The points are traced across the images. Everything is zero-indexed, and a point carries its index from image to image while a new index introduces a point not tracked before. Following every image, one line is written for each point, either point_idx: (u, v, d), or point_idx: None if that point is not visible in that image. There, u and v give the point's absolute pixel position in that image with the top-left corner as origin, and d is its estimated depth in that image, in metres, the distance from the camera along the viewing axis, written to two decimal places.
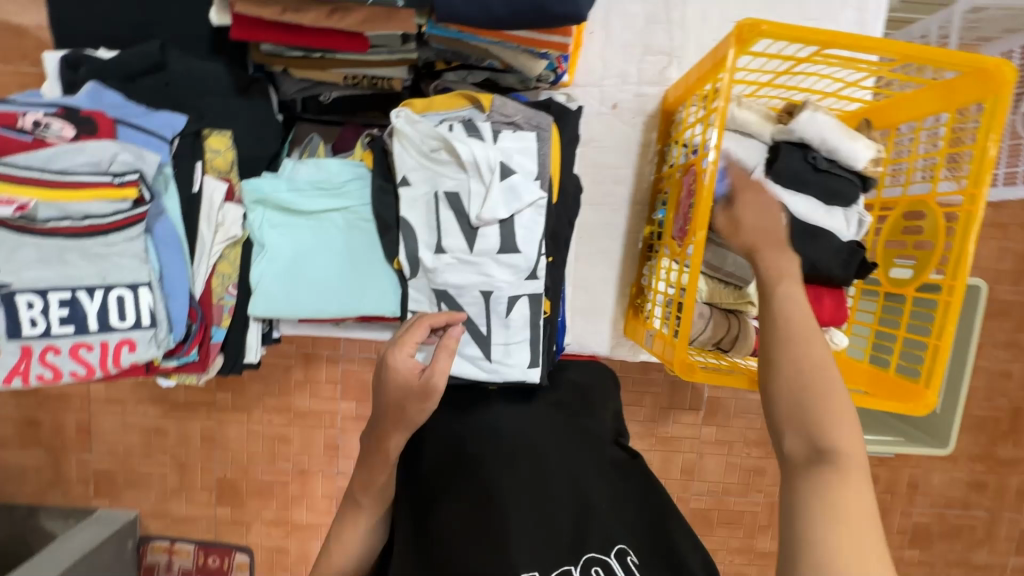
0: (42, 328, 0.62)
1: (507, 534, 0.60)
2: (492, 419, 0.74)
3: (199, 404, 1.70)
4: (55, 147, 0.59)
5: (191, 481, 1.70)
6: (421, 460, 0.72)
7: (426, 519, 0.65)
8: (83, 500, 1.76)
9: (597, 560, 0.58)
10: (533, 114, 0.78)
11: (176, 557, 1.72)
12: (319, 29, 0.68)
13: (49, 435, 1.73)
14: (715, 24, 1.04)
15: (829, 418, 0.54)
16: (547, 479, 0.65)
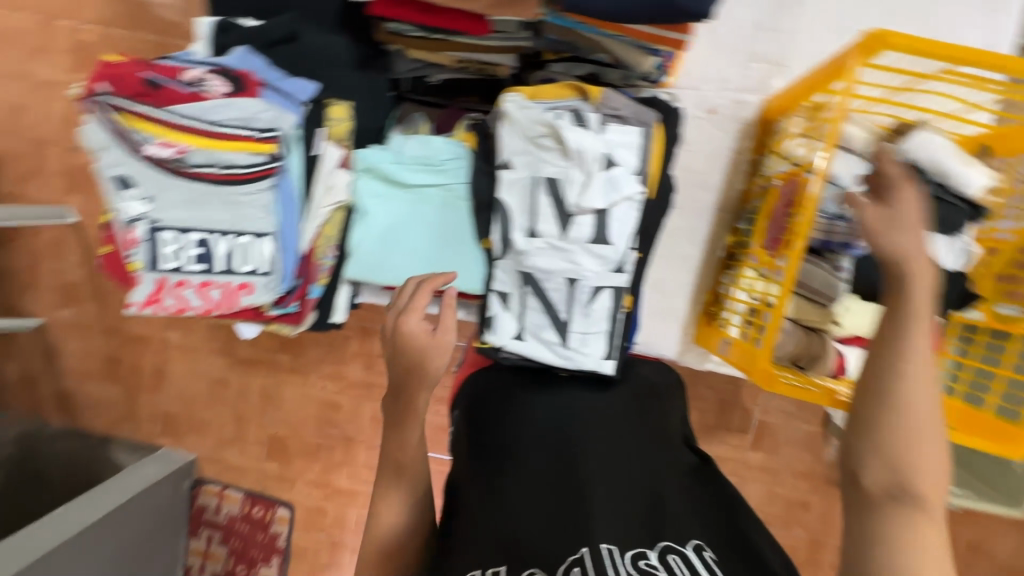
0: (178, 264, 0.70)
1: (584, 508, 0.58)
2: (567, 409, 0.75)
3: (261, 362, 1.82)
4: (212, 101, 0.65)
5: (247, 433, 1.83)
6: (494, 436, 0.72)
7: (497, 489, 0.64)
8: (149, 437, 1.92)
9: (673, 549, 0.53)
10: (640, 109, 0.79)
11: (224, 503, 1.85)
12: (448, 11, 0.72)
13: (128, 372, 1.90)
14: (827, 35, 1.01)
15: (918, 454, 0.52)
16: (622, 467, 0.65)
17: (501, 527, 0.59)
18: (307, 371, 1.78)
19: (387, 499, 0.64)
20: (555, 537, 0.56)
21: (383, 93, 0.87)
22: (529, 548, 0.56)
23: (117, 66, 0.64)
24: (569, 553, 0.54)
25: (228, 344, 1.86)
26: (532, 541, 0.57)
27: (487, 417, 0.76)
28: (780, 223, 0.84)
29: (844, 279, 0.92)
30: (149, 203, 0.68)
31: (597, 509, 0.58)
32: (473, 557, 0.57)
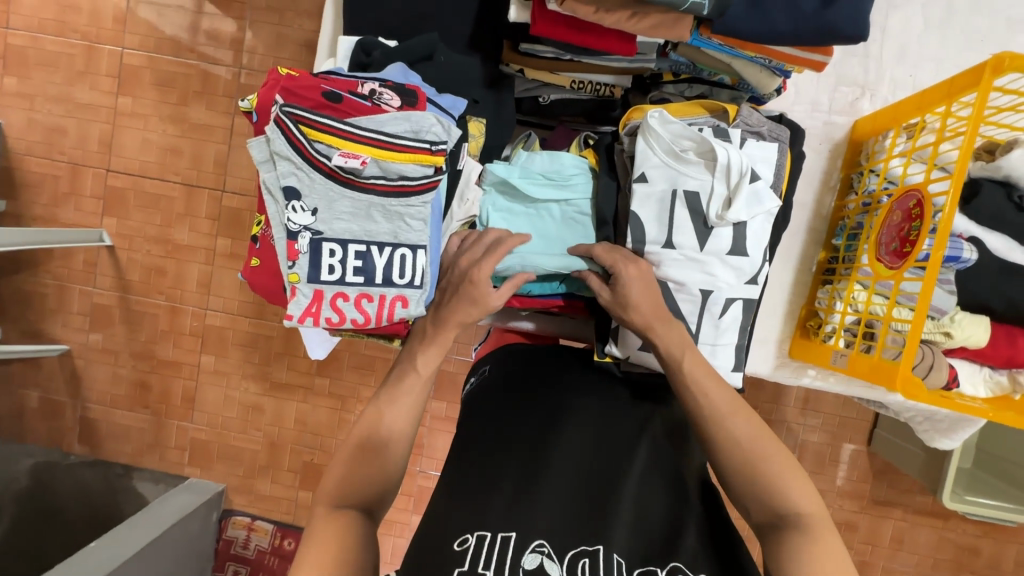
0: (338, 276, 0.69)
1: (609, 518, 0.65)
2: (607, 415, 0.80)
3: (296, 386, 1.78)
4: (388, 114, 0.66)
5: (281, 461, 1.81)
6: (521, 418, 0.79)
7: (526, 471, 0.70)
8: (176, 466, 1.86)
9: (681, 570, 0.61)
10: (775, 126, 0.82)
11: (254, 534, 1.83)
12: (602, 32, 0.75)
13: (155, 399, 1.83)
14: (912, 62, 1.06)
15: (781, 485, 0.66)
16: (653, 492, 0.71)
17: (520, 500, 0.66)
18: (344, 395, 1.76)
19: (388, 413, 0.73)
20: (571, 529, 0.64)
21: (508, 112, 0.88)
22: (543, 527, 0.63)
23: (298, 80, 0.66)
24: (580, 548, 0.62)
25: (263, 368, 1.81)
26: (548, 523, 0.64)
27: (521, 396, 0.82)
28: (901, 229, 0.88)
29: (952, 291, 0.95)
30: (314, 214, 0.67)
31: (619, 523, 0.65)
32: (485, 521, 0.64)
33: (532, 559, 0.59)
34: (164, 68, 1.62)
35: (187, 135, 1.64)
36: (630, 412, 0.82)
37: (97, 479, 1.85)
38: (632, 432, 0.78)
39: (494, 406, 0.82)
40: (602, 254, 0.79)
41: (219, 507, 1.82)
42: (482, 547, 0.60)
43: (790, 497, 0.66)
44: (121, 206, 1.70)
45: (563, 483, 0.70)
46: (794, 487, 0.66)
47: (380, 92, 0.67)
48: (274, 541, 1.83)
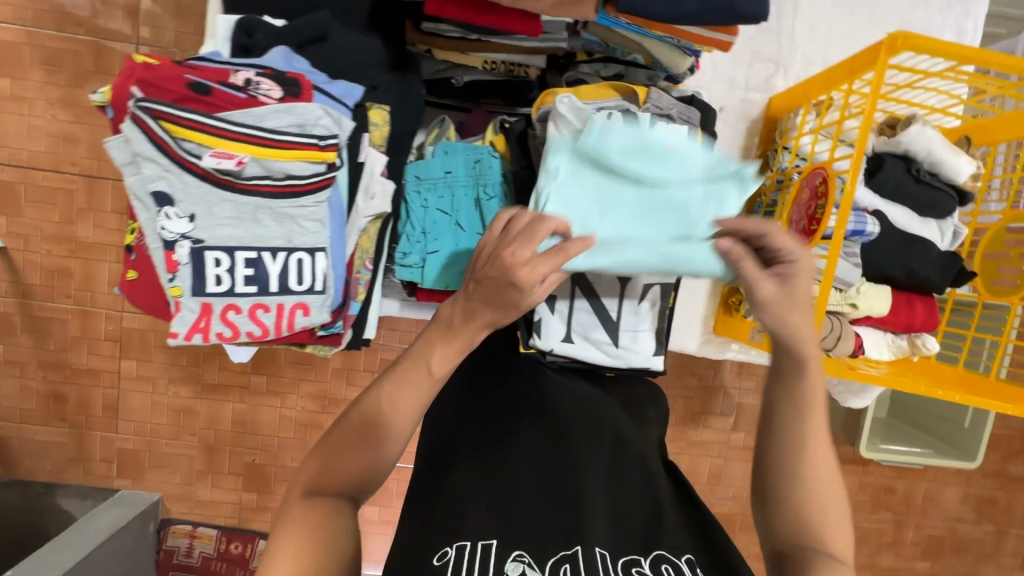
0: (226, 286, 0.63)
1: (587, 513, 0.66)
2: (578, 399, 0.80)
3: (232, 386, 1.67)
4: (267, 106, 0.60)
5: (220, 464, 1.70)
6: (493, 407, 0.78)
7: (498, 469, 0.70)
8: (106, 480, 1.72)
9: (666, 559, 0.63)
10: (686, 109, 0.80)
11: (198, 541, 1.75)
12: (502, 10, 0.71)
13: (75, 411, 1.67)
14: (823, 37, 1.08)
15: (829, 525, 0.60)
16: (628, 474, 0.73)
17: (500, 507, 0.67)
18: (282, 391, 1.67)
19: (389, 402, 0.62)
20: (554, 529, 0.65)
21: (415, 95, 0.82)
22: (523, 535, 0.64)
23: (154, 68, 0.58)
24: (561, 552, 0.63)
25: (193, 369, 1.67)
26: (530, 530, 0.65)
27: (492, 385, 0.81)
28: (809, 208, 0.90)
29: (857, 263, 0.99)
30: (192, 220, 0.61)
31: (598, 515, 0.66)
32: (465, 531, 0.63)
33: (514, 568, 0.60)
34: (48, 46, 1.39)
35: (83, 119, 1.44)
36: (598, 395, 0.83)
37: (18, 499, 1.70)
38: (601, 413, 0.79)
39: (468, 401, 0.79)
40: (783, 241, 0.62)
41: (156, 517, 1.71)
42: (464, 562, 0.60)
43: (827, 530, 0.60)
44: (11, 203, 1.48)
45: (540, 480, 0.70)
46: (831, 507, 0.61)
47: (254, 81, 0.60)
48: (221, 547, 1.75)
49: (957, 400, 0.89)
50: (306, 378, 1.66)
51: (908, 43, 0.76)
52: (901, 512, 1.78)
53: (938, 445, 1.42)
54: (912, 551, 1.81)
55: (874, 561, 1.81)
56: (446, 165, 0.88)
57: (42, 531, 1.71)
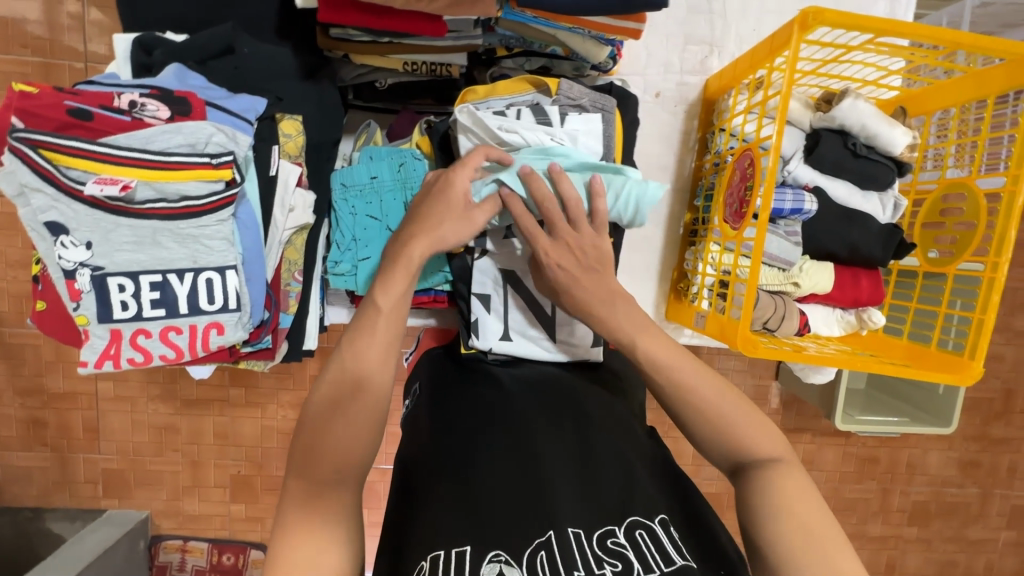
0: (133, 311, 0.63)
1: (552, 496, 0.61)
2: (540, 394, 0.78)
3: (211, 400, 1.55)
4: (153, 128, 0.60)
5: (205, 477, 1.59)
6: (453, 413, 0.75)
7: (463, 468, 0.65)
8: (91, 501, 1.61)
9: (640, 523, 0.60)
10: (599, 96, 0.81)
11: (189, 556, 1.63)
12: (401, 13, 0.71)
13: (56, 435, 1.55)
14: (756, 15, 1.07)
15: (750, 439, 0.66)
16: (594, 450, 0.68)
17: (469, 508, 0.61)
18: (263, 401, 1.54)
19: (355, 358, 0.65)
20: (524, 518, 0.59)
21: (332, 104, 0.82)
22: (496, 530, 0.58)
23: (34, 97, 0.57)
24: (534, 539, 0.57)
25: (172, 384, 1.57)
26: (502, 523, 0.58)
27: (448, 399, 0.78)
28: (741, 196, 0.89)
29: (799, 243, 0.97)
30: (90, 247, 0.60)
31: (566, 496, 0.62)
32: (437, 538, 0.58)
33: (491, 569, 0.54)
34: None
35: None
36: (561, 374, 0.84)
37: (6, 525, 1.59)
38: (564, 399, 0.77)
39: (432, 419, 0.75)
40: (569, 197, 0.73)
41: (145, 534, 1.60)
42: (437, 569, 0.54)
43: (747, 441, 0.66)
44: None
45: (505, 471, 0.64)
46: (740, 422, 0.66)
47: (138, 104, 0.60)
48: (213, 560, 1.64)
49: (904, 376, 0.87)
50: (285, 386, 1.53)
51: (825, 14, 0.74)
52: (886, 480, 1.62)
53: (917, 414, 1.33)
54: (900, 519, 1.64)
55: (863, 531, 1.64)
56: (372, 170, 0.86)
57: (33, 559, 1.61)
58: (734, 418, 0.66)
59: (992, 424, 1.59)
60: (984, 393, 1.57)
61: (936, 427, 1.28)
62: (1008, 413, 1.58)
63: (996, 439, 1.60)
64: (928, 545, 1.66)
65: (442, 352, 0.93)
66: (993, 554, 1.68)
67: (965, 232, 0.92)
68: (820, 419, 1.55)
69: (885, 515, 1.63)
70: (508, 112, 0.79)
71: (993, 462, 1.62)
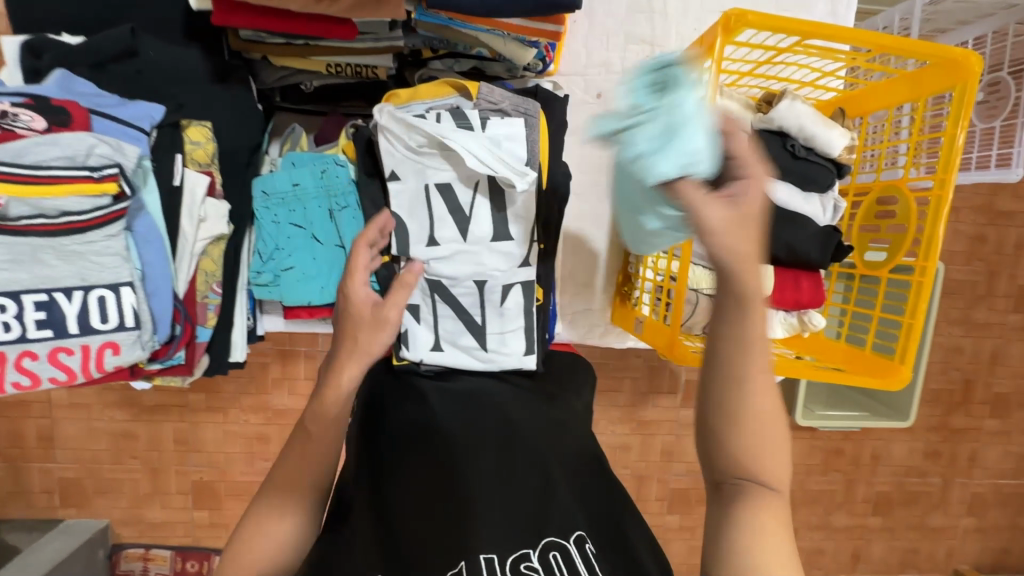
0: (16, 333, 0.59)
1: (468, 524, 0.60)
2: (471, 406, 0.76)
3: (169, 406, 1.51)
4: (27, 139, 0.57)
5: (166, 484, 1.55)
6: (384, 429, 0.71)
7: (389, 493, 0.64)
8: (49, 512, 1.56)
9: (555, 544, 0.58)
10: (521, 101, 0.81)
11: (153, 564, 1.59)
12: (304, 16, 0.69)
13: (8, 446, 1.50)
14: (697, 13, 1.05)
15: (765, 454, 0.44)
16: (518, 466, 0.66)
17: (386, 539, 0.60)
18: (224, 406, 1.50)
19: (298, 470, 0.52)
20: (437, 546, 0.58)
21: (246, 103, 0.79)
22: (412, 564, 0.57)
23: None
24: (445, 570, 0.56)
25: (128, 391, 1.52)
26: (420, 554, 0.58)
27: (381, 408, 0.75)
28: None
29: (737, 246, 0.97)
30: None
31: (488, 518, 0.61)
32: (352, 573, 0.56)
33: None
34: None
35: None
36: (493, 385, 0.82)
37: None
38: (501, 410, 0.75)
39: (364, 431, 0.72)
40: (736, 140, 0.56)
41: (106, 543, 1.55)
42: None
43: (766, 463, 0.44)
44: None
45: (423, 498, 0.63)
46: (772, 442, 0.44)
47: (9, 114, 0.57)
48: (178, 567, 1.60)
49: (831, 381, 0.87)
50: (246, 390, 1.48)
51: (751, 17, 0.73)
52: (851, 472, 1.63)
53: (875, 408, 1.34)
54: (864, 509, 1.66)
55: (829, 522, 1.65)
56: (293, 177, 0.83)
57: None
58: (766, 426, 0.43)
59: (952, 414, 1.61)
60: (944, 384, 1.58)
61: (893, 421, 1.28)
62: (968, 403, 1.60)
63: (956, 429, 1.62)
64: (892, 534, 1.68)
65: None
66: (956, 540, 1.70)
67: (898, 234, 0.93)
68: None
69: (851, 505, 1.65)
70: (428, 116, 0.78)
71: (953, 451, 1.64)
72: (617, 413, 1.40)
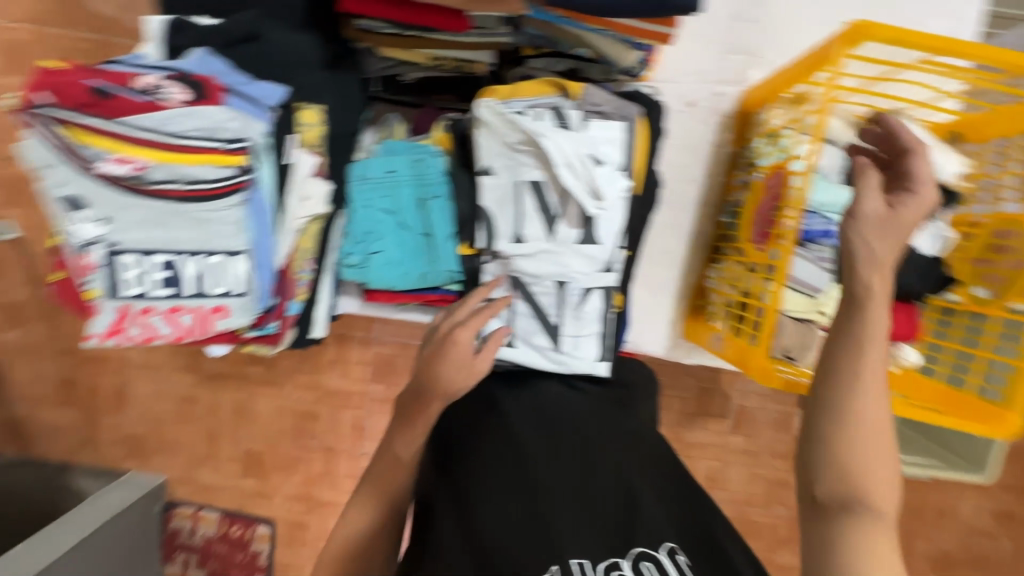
0: (142, 289, 0.63)
1: (553, 529, 0.59)
2: (549, 405, 0.76)
3: (230, 375, 1.58)
4: (170, 110, 0.60)
5: (220, 450, 1.61)
6: (462, 436, 0.73)
7: (475, 495, 0.64)
8: (115, 462, 1.66)
9: (646, 555, 0.56)
10: (622, 104, 0.81)
11: (200, 524, 1.66)
12: (424, 9, 0.72)
13: (88, 396, 1.61)
14: (802, 25, 1.01)
15: (875, 462, 0.47)
16: (596, 471, 0.65)
17: (474, 550, 0.59)
18: (279, 380, 1.55)
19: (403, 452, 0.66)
20: (527, 550, 0.57)
21: (353, 94, 0.83)
22: (503, 564, 0.57)
23: (58, 74, 0.58)
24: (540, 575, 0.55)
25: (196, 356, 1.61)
26: (509, 555, 0.58)
27: (464, 410, 0.77)
28: (767, 216, 0.85)
29: (828, 269, 0.92)
30: (106, 224, 0.61)
31: (569, 522, 0.59)
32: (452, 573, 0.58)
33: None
34: (53, 42, 1.24)
35: None
36: (562, 391, 0.81)
37: None
38: (574, 413, 0.75)
39: (452, 433, 0.75)
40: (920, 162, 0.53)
41: (160, 499, 1.57)
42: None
43: (874, 469, 0.47)
44: (24, 198, 1.41)
45: (505, 508, 0.62)
46: (877, 448, 0.48)
47: (160, 86, 0.61)
48: (222, 530, 1.66)
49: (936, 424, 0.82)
50: (301, 368, 1.55)
51: (876, 31, 0.69)
52: (911, 524, 1.51)
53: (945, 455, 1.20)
54: (922, 566, 1.54)
55: None
56: (389, 165, 0.86)
57: None
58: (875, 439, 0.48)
59: None
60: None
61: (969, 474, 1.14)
62: None
63: None
64: None
65: None
66: None
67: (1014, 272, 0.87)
68: None
69: (907, 561, 1.53)
70: (528, 113, 0.77)
71: None
72: (663, 431, 1.37)
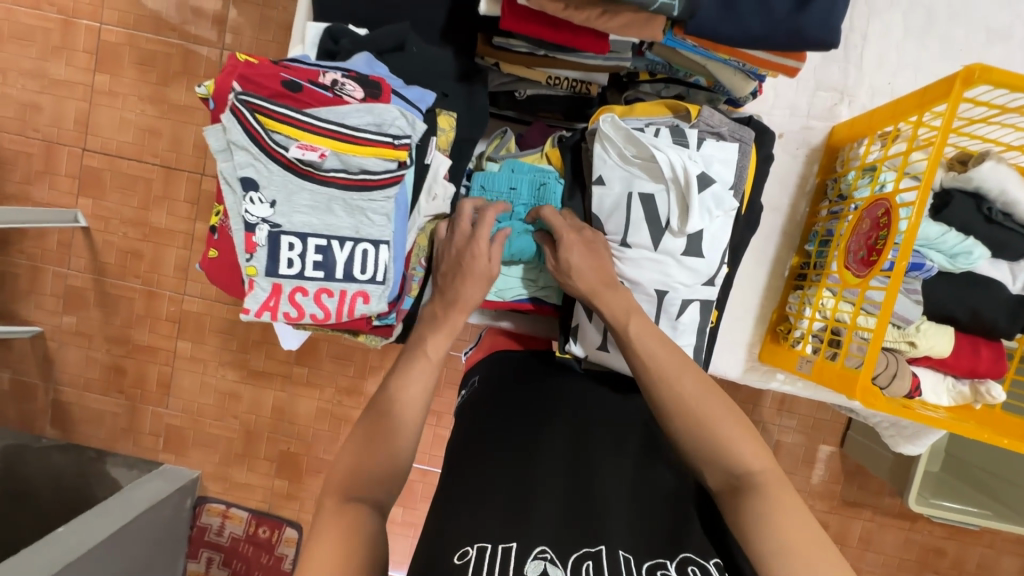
0: (297, 269, 0.68)
1: (603, 518, 0.62)
2: (610, 411, 0.80)
3: (275, 374, 1.57)
4: (349, 105, 0.66)
5: (256, 448, 1.60)
6: (512, 422, 0.77)
7: (526, 473, 0.68)
8: (151, 453, 1.64)
9: (692, 561, 0.58)
10: (737, 127, 0.85)
11: (228, 522, 1.63)
12: (573, 30, 0.76)
13: (132, 385, 1.60)
14: (891, 68, 1.06)
15: (735, 441, 0.66)
16: (651, 485, 0.69)
17: (513, 512, 0.62)
18: (323, 383, 1.56)
19: (395, 407, 0.69)
20: (575, 530, 0.60)
21: (480, 105, 0.86)
22: (544, 532, 0.59)
23: (256, 68, 0.65)
24: (583, 548, 0.58)
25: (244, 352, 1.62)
26: (552, 528, 0.60)
27: (515, 399, 0.81)
28: (868, 237, 0.88)
29: (918, 300, 0.96)
30: (273, 206, 0.66)
31: (621, 519, 0.63)
32: (484, 531, 0.59)
33: (535, 566, 0.55)
34: (144, 47, 1.40)
35: (168, 117, 1.43)
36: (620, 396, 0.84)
37: (68, 463, 1.62)
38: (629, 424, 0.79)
39: (499, 412, 0.79)
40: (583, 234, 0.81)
41: (193, 494, 1.61)
42: (482, 562, 0.55)
43: (737, 448, 0.65)
44: (99, 187, 1.46)
45: (553, 490, 0.66)
46: (718, 421, 0.67)
47: (340, 82, 0.67)
48: (250, 530, 1.63)
49: (1008, 446, 0.84)
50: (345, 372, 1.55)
51: (1001, 74, 0.74)
52: None
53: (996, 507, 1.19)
54: None
55: None
56: (511, 181, 0.87)
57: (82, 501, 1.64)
58: (709, 417, 0.68)
59: None
60: None
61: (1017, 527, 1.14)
62: None
63: None
64: None
65: (529, 355, 0.95)
66: None
67: None
68: (884, 496, 1.45)
69: None
70: (647, 129, 0.83)
71: None
72: None
